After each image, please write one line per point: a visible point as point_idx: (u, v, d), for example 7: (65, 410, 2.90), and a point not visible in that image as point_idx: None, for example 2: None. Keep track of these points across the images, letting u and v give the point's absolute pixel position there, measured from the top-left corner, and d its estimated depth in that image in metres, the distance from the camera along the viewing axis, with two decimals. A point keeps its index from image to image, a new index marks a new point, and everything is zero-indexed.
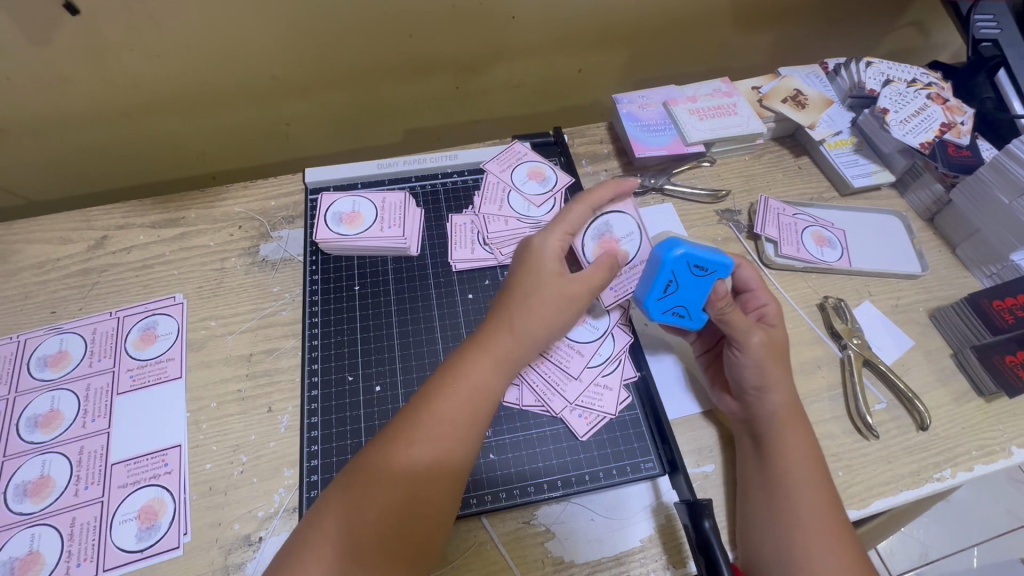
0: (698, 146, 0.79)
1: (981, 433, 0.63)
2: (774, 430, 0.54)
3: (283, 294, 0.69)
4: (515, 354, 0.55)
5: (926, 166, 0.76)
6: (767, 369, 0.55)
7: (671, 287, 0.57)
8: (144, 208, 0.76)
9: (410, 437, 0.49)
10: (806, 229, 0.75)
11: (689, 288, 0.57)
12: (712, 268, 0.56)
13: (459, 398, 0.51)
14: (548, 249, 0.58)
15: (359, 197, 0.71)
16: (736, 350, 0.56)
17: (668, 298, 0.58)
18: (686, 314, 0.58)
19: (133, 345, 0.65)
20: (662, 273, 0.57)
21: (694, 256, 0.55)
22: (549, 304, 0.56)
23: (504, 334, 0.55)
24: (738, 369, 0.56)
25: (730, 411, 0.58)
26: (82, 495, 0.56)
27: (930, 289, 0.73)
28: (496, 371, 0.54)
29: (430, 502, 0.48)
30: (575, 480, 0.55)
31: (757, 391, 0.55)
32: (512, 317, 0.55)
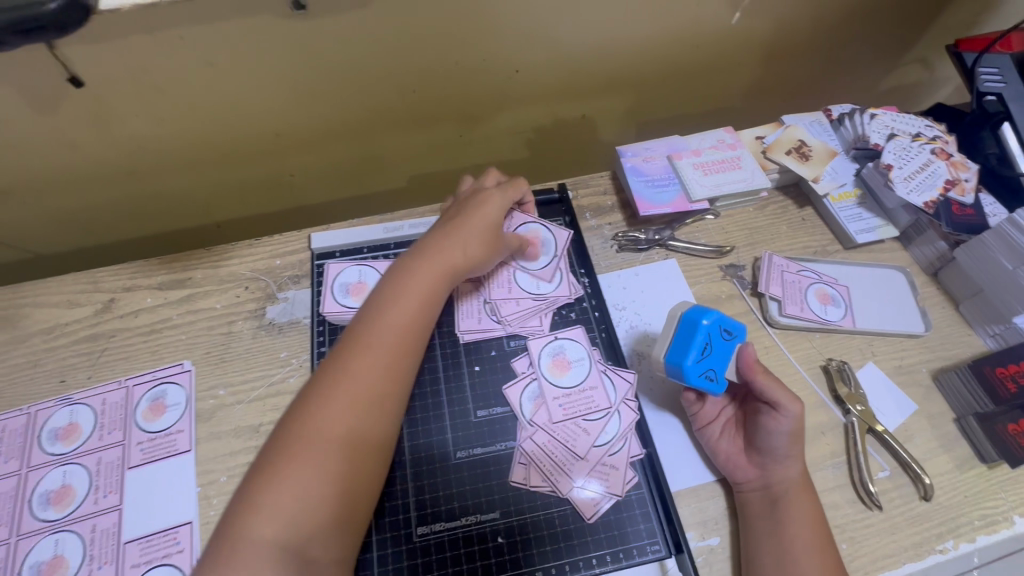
0: (702, 202, 0.79)
1: (983, 501, 0.63)
2: (790, 496, 0.57)
3: (290, 360, 0.69)
4: (449, 278, 0.63)
5: (931, 223, 0.77)
6: (798, 439, 0.58)
7: (706, 351, 0.59)
8: (150, 269, 0.76)
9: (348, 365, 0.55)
10: (810, 288, 0.76)
11: (719, 351, 0.60)
12: (735, 333, 0.60)
13: (393, 325, 0.58)
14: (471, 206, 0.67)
15: (365, 266, 0.72)
16: (775, 416, 0.58)
17: (703, 362, 0.59)
18: (713, 377, 0.60)
19: (143, 416, 0.65)
20: (698, 340, 0.59)
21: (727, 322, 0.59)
22: (476, 236, 0.65)
23: (429, 272, 0.62)
24: (773, 434, 0.58)
25: (748, 479, 0.59)
26: (96, 575, 0.57)
27: (934, 348, 0.73)
28: (435, 289, 0.61)
29: (373, 414, 0.53)
30: (582, 563, 0.56)
31: (783, 458, 0.58)
32: (444, 247, 0.63)
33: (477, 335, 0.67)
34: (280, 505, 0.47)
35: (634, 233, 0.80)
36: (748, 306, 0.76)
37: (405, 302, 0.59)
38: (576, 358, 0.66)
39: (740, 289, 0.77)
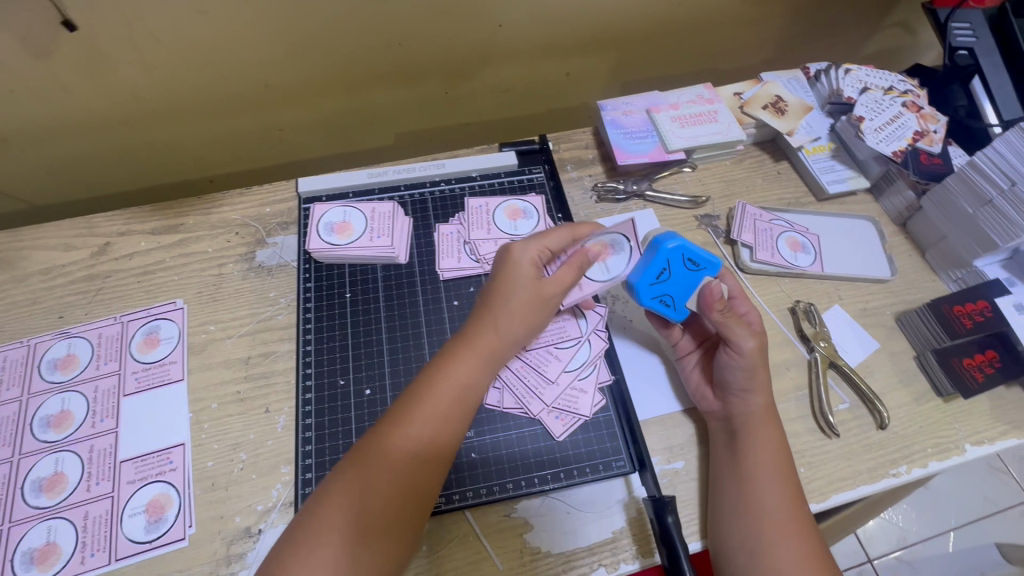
0: (679, 153, 0.82)
1: (937, 431, 0.66)
2: (751, 428, 0.58)
3: (278, 299, 0.72)
4: (499, 352, 0.59)
5: (899, 173, 0.79)
6: (756, 373, 0.58)
7: (663, 275, 0.62)
8: (144, 215, 0.79)
9: (394, 440, 0.52)
10: (781, 234, 0.78)
11: (680, 278, 0.62)
12: (702, 265, 0.61)
13: (442, 400, 0.54)
14: (526, 263, 0.61)
15: (350, 207, 0.74)
16: (732, 352, 0.59)
17: (660, 284, 0.62)
18: (671, 303, 0.63)
19: (138, 348, 0.69)
20: (657, 262, 0.61)
21: (689, 250, 0.60)
22: (530, 302, 0.60)
23: (489, 334, 0.58)
24: (729, 370, 0.59)
25: (711, 409, 0.61)
26: (94, 490, 0.60)
27: (898, 292, 0.76)
28: (483, 370, 0.57)
29: (415, 502, 0.51)
30: (551, 477, 0.60)
31: (741, 392, 0.58)
32: (494, 322, 0.59)
33: (457, 274, 0.72)
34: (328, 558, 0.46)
35: (613, 183, 0.82)
36: (721, 253, 0.79)
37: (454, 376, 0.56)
38: None
39: (715, 237, 0.80)
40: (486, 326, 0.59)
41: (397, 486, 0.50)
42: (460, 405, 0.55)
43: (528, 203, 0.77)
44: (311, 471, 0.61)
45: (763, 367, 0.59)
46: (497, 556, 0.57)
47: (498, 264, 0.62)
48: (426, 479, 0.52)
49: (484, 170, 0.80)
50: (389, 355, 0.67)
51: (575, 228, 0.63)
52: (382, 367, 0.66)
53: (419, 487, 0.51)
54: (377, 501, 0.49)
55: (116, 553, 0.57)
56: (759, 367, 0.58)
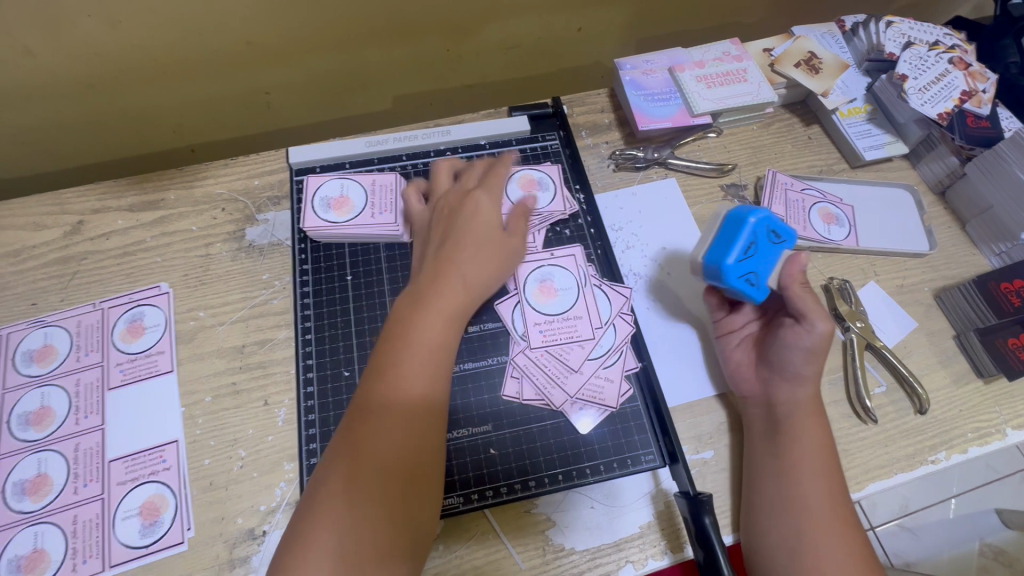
0: (705, 117, 0.75)
1: (978, 415, 0.63)
2: (796, 420, 0.54)
3: (273, 282, 0.66)
4: (463, 304, 0.54)
5: (942, 137, 0.73)
6: (817, 358, 0.54)
7: (750, 251, 0.55)
8: (121, 189, 0.71)
9: (378, 395, 0.48)
10: (815, 206, 0.72)
11: (765, 253, 0.56)
12: (784, 237, 0.56)
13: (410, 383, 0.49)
14: (482, 211, 0.59)
15: (347, 179, 0.67)
16: (801, 328, 0.54)
17: (747, 261, 0.56)
18: (754, 282, 0.56)
19: (121, 338, 0.63)
20: (743, 235, 0.55)
21: (775, 222, 0.55)
22: (487, 259, 0.57)
23: (448, 297, 0.54)
24: (789, 351, 0.55)
25: (750, 393, 0.58)
26: (81, 492, 0.56)
27: (937, 267, 0.71)
28: (444, 341, 0.52)
29: (416, 449, 0.47)
30: (575, 473, 0.56)
31: (795, 376, 0.55)
32: (450, 288, 0.54)
33: None
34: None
35: (632, 151, 0.76)
36: None
37: (421, 334, 0.51)
38: (562, 287, 0.63)
39: None
40: (445, 279, 0.55)
41: (397, 434, 0.47)
42: (442, 343, 0.52)
43: (542, 172, 0.70)
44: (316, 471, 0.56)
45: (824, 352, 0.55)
46: (518, 553, 0.54)
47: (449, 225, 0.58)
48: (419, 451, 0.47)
49: (494, 137, 0.73)
50: None
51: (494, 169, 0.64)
52: None
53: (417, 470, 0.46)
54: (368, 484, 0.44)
55: (110, 560, 0.53)
56: (820, 356, 0.55)
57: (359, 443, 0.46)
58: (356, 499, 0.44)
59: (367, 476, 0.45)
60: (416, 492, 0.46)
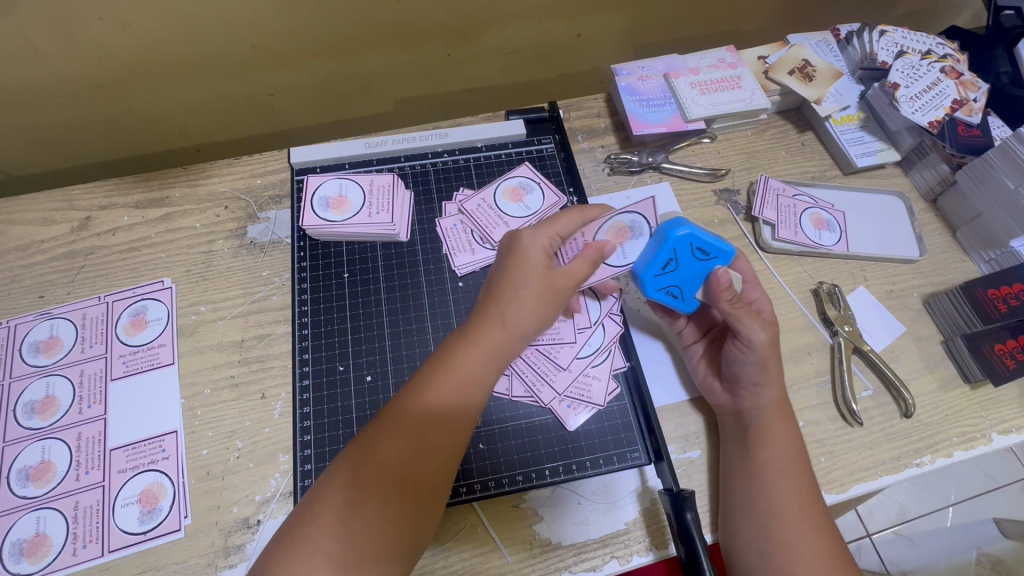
0: (699, 123, 0.76)
1: (964, 419, 0.64)
2: (761, 424, 0.55)
3: (272, 278, 0.68)
4: (506, 348, 0.53)
5: (933, 145, 0.74)
6: (767, 366, 0.55)
7: (670, 266, 0.56)
8: (127, 186, 0.74)
9: (414, 411, 0.49)
10: (805, 212, 0.74)
11: (688, 268, 0.56)
12: (713, 254, 0.55)
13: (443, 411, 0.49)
14: (533, 249, 0.55)
15: (346, 179, 0.69)
16: (742, 345, 0.55)
17: (666, 276, 0.57)
18: (678, 295, 0.58)
19: (125, 330, 0.65)
20: (663, 251, 0.56)
21: (699, 240, 0.54)
22: (535, 297, 0.53)
23: (495, 327, 0.53)
24: (739, 364, 0.55)
25: (719, 403, 0.58)
26: (83, 480, 0.57)
27: (926, 273, 0.72)
28: (488, 369, 0.52)
29: (433, 479, 0.48)
30: (562, 469, 0.58)
31: (752, 386, 0.55)
32: (500, 311, 0.53)
33: (476, 267, 0.66)
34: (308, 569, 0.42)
35: (626, 155, 0.77)
36: (741, 231, 0.74)
37: (472, 351, 0.51)
38: None
39: (734, 214, 0.76)
40: (493, 319, 0.53)
41: (423, 450, 0.47)
42: (479, 381, 0.51)
43: (522, 176, 0.71)
44: (311, 463, 0.58)
45: (776, 358, 0.55)
46: (505, 547, 0.55)
47: (505, 253, 0.57)
48: (431, 480, 0.47)
49: (490, 141, 0.75)
50: (391, 339, 0.63)
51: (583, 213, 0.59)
52: (383, 352, 0.63)
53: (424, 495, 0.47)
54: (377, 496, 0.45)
55: (109, 545, 0.55)
56: (770, 360, 0.55)
57: (380, 459, 0.46)
58: (362, 506, 0.44)
59: (379, 488, 0.45)
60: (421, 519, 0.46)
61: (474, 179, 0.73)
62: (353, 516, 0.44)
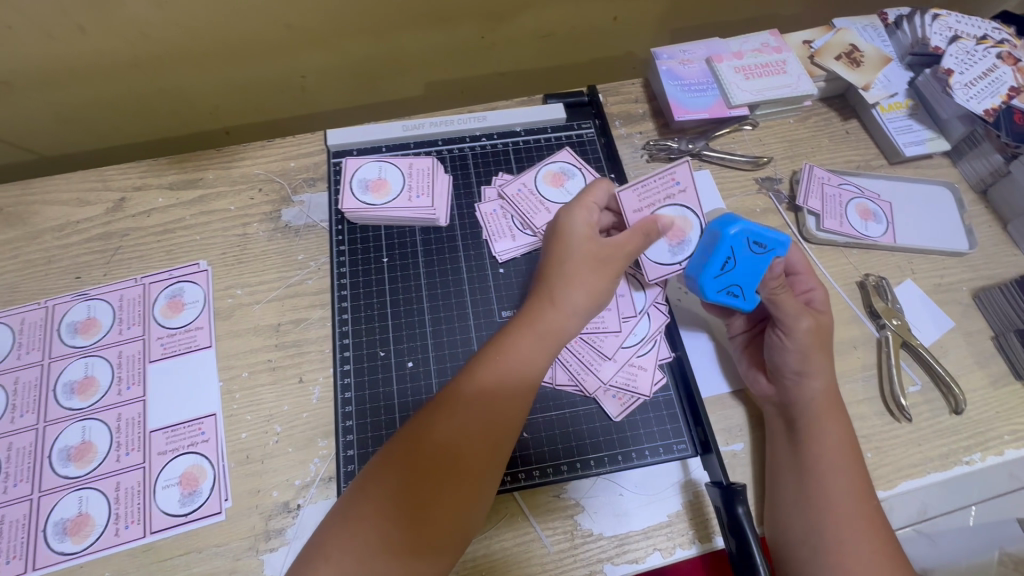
0: (742, 108, 0.74)
1: (1015, 417, 0.62)
2: (810, 417, 0.53)
3: (308, 262, 0.67)
4: (559, 329, 0.51)
5: (987, 134, 0.71)
6: (812, 356, 0.54)
7: (727, 265, 0.54)
8: (161, 168, 0.73)
9: (466, 391, 0.48)
10: (852, 201, 0.71)
11: (746, 264, 0.54)
12: (770, 246, 0.53)
13: (494, 393, 0.48)
14: (577, 225, 0.53)
15: (385, 162, 0.68)
16: (781, 333, 0.55)
17: (725, 275, 0.55)
18: (739, 293, 0.55)
19: (161, 312, 0.65)
20: (720, 250, 0.54)
21: (752, 232, 0.53)
22: (591, 275, 0.51)
23: (547, 306, 0.51)
24: (781, 354, 0.55)
25: (764, 394, 0.57)
26: (124, 461, 0.57)
27: (976, 267, 0.70)
28: (540, 350, 0.50)
29: (482, 464, 0.46)
30: (607, 459, 0.57)
31: (796, 375, 0.54)
32: (552, 290, 0.51)
33: (517, 254, 0.65)
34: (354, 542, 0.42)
35: (667, 141, 0.75)
36: (784, 220, 0.73)
37: (524, 332, 0.50)
38: None
39: (777, 203, 0.74)
40: (545, 296, 0.51)
41: (470, 432, 0.46)
42: (531, 363, 0.50)
43: (561, 161, 0.69)
44: (352, 448, 0.57)
45: (822, 350, 0.55)
46: (546, 536, 0.54)
47: (549, 234, 0.55)
48: (478, 465, 0.46)
49: (529, 125, 0.73)
50: (431, 325, 0.63)
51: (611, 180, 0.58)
52: (424, 338, 0.62)
53: (470, 481, 0.46)
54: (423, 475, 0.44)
55: (150, 526, 0.55)
56: (815, 349, 0.54)
57: (432, 438, 0.46)
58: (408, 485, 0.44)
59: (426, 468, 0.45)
60: (466, 506, 0.45)
61: (512, 164, 0.71)
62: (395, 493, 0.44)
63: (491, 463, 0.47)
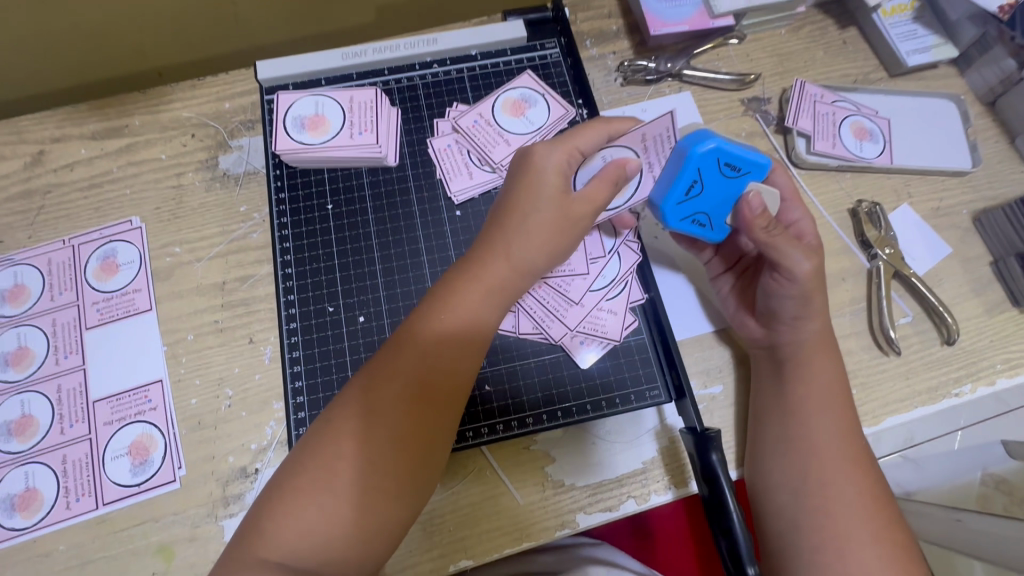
0: (726, 18, 0.66)
1: (1010, 345, 0.59)
2: (799, 359, 0.50)
3: (251, 214, 0.61)
4: (511, 284, 0.47)
5: (1000, 36, 0.63)
6: (812, 299, 0.49)
7: (693, 190, 0.48)
8: (80, 115, 0.65)
9: (411, 352, 0.44)
10: (846, 119, 0.65)
11: (715, 190, 0.48)
12: (746, 168, 0.48)
13: (441, 354, 0.44)
14: (538, 166, 0.48)
15: (322, 96, 0.61)
16: (780, 276, 0.49)
17: (689, 203, 0.49)
18: (706, 223, 0.51)
19: (95, 275, 0.60)
20: (684, 173, 0.47)
21: (727, 153, 0.46)
22: (546, 226, 0.47)
23: (498, 260, 0.47)
24: (778, 299, 0.50)
25: (752, 337, 0.53)
26: (69, 433, 0.54)
27: (978, 187, 0.64)
28: (490, 306, 0.46)
29: (435, 433, 0.43)
30: (575, 410, 0.54)
31: (792, 321, 0.50)
32: (505, 242, 0.47)
33: (475, 193, 0.60)
34: (296, 517, 0.39)
35: (642, 61, 0.68)
36: (771, 144, 0.66)
37: (473, 287, 0.46)
38: None
39: (764, 125, 0.67)
40: (496, 249, 0.47)
41: (417, 398, 0.43)
42: (479, 322, 0.46)
43: (523, 87, 0.62)
44: (303, 410, 0.54)
45: (821, 290, 0.49)
46: (516, 489, 0.52)
47: (514, 173, 0.50)
48: (429, 434, 0.43)
49: (485, 47, 0.65)
50: (384, 278, 0.58)
51: (609, 126, 0.51)
52: (376, 291, 0.57)
53: (419, 450, 0.42)
54: (367, 444, 0.41)
55: (103, 498, 0.52)
56: (816, 292, 0.49)
57: (379, 406, 0.42)
58: (352, 455, 0.41)
59: (370, 438, 0.41)
60: (424, 473, 0.43)
61: (468, 92, 0.64)
62: (336, 464, 0.41)
63: (444, 430, 0.44)
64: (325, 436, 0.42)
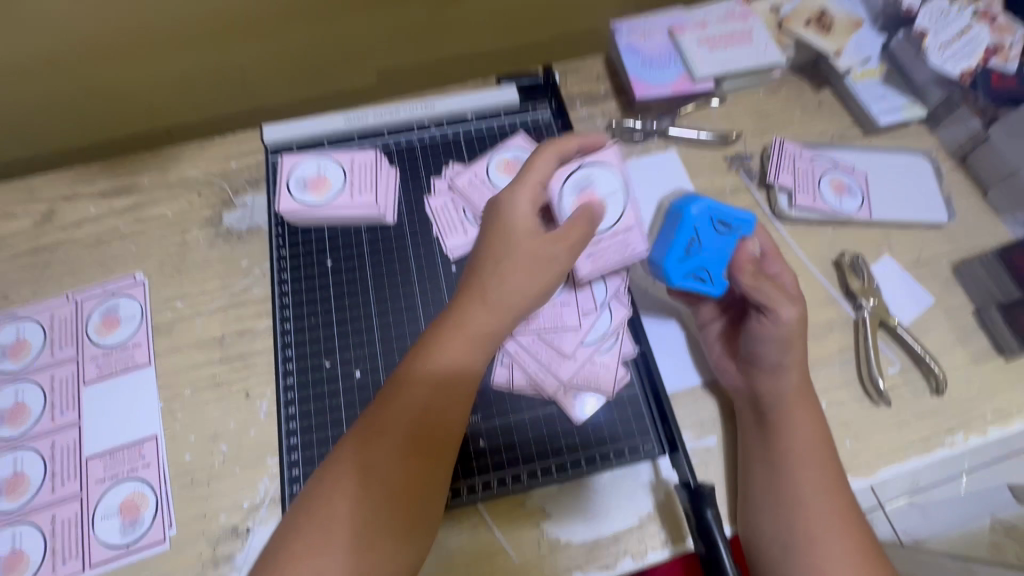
0: (707, 82, 0.70)
1: (999, 394, 0.59)
2: (781, 410, 0.51)
3: (252, 269, 0.63)
4: (494, 329, 0.48)
5: (964, 98, 0.68)
6: (792, 346, 0.50)
7: (693, 245, 0.53)
8: (92, 174, 0.68)
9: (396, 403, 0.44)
10: (825, 175, 0.68)
11: (713, 243, 0.53)
12: (734, 224, 0.54)
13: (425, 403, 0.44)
14: (515, 214, 0.49)
15: (325, 158, 0.64)
16: (764, 321, 0.51)
17: (690, 258, 0.53)
18: (708, 277, 0.53)
19: (97, 330, 0.61)
20: (683, 229, 0.54)
21: (716, 212, 0.54)
22: (528, 271, 0.48)
23: (478, 306, 0.48)
24: (761, 344, 0.51)
25: (735, 385, 0.54)
26: (59, 491, 0.54)
27: (956, 239, 0.67)
28: (473, 352, 0.47)
29: (420, 481, 0.43)
30: (570, 464, 0.54)
31: (773, 368, 0.51)
32: (484, 288, 0.48)
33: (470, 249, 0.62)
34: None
35: (629, 121, 0.71)
36: (755, 199, 0.69)
37: (454, 335, 0.46)
38: None
39: (747, 181, 0.70)
40: (474, 294, 0.48)
41: (404, 449, 0.43)
42: (463, 367, 0.46)
43: (516, 148, 0.65)
44: (297, 467, 0.54)
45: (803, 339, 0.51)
46: (511, 548, 0.51)
47: (488, 218, 0.51)
48: (418, 484, 0.43)
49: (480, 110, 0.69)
50: (380, 332, 0.59)
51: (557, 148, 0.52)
52: (372, 345, 0.58)
53: (409, 501, 0.42)
54: (357, 500, 0.41)
55: (90, 560, 0.51)
56: (795, 340, 0.50)
57: (367, 460, 0.42)
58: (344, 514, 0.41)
59: (360, 495, 0.41)
60: (415, 525, 0.42)
61: (464, 152, 0.67)
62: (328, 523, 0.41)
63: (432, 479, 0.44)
64: (318, 496, 0.42)
